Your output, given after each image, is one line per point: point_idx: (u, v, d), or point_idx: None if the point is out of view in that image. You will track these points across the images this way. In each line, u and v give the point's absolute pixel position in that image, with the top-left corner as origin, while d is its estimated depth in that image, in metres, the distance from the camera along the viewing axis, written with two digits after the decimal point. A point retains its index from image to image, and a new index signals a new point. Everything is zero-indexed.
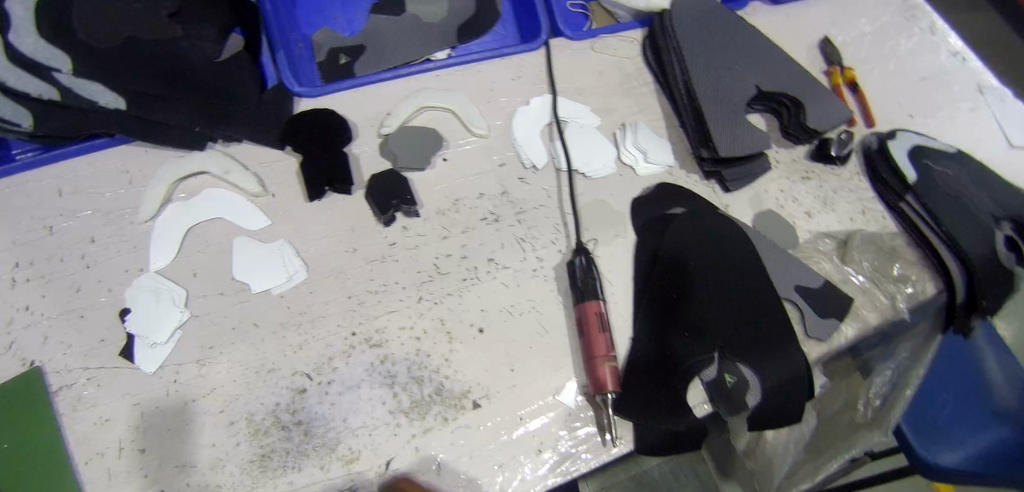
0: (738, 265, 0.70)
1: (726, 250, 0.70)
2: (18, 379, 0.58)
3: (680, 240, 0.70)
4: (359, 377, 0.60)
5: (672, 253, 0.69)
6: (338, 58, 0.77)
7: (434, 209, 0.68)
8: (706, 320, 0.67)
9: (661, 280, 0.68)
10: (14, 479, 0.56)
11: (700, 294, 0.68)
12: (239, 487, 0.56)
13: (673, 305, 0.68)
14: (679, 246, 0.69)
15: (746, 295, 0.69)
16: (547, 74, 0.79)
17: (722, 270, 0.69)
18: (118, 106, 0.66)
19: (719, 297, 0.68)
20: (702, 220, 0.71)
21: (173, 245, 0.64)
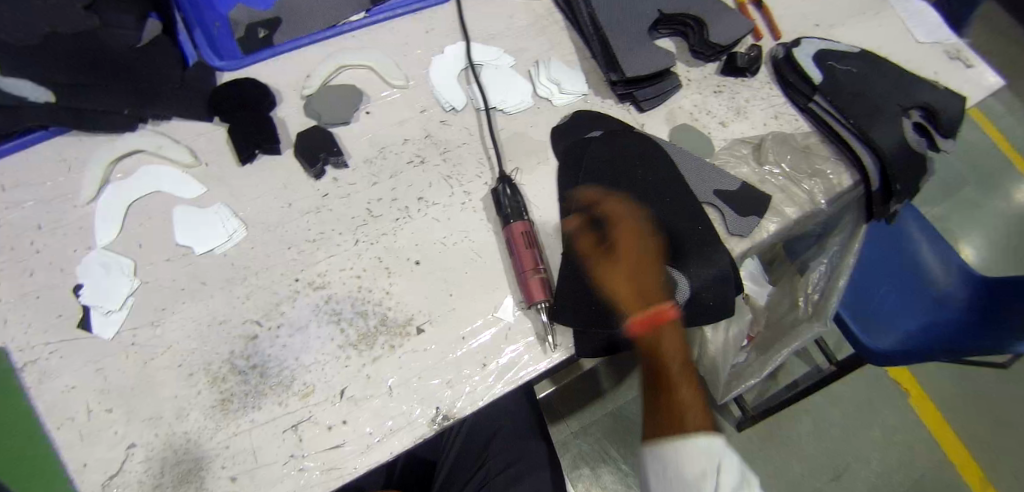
0: (657, 174, 0.72)
1: (643, 160, 0.73)
2: None
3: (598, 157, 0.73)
4: (307, 318, 0.64)
5: (592, 169, 0.72)
6: (257, 32, 0.80)
7: (361, 158, 0.72)
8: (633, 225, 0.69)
9: (583, 196, 0.71)
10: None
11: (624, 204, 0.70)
12: (205, 430, 0.60)
13: (600, 217, 0.69)
14: (597, 162, 0.72)
15: (670, 199, 0.71)
16: (459, 23, 0.82)
17: (644, 179, 0.72)
18: (48, 100, 0.68)
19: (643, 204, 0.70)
20: (617, 136, 0.74)
21: (117, 220, 0.67)
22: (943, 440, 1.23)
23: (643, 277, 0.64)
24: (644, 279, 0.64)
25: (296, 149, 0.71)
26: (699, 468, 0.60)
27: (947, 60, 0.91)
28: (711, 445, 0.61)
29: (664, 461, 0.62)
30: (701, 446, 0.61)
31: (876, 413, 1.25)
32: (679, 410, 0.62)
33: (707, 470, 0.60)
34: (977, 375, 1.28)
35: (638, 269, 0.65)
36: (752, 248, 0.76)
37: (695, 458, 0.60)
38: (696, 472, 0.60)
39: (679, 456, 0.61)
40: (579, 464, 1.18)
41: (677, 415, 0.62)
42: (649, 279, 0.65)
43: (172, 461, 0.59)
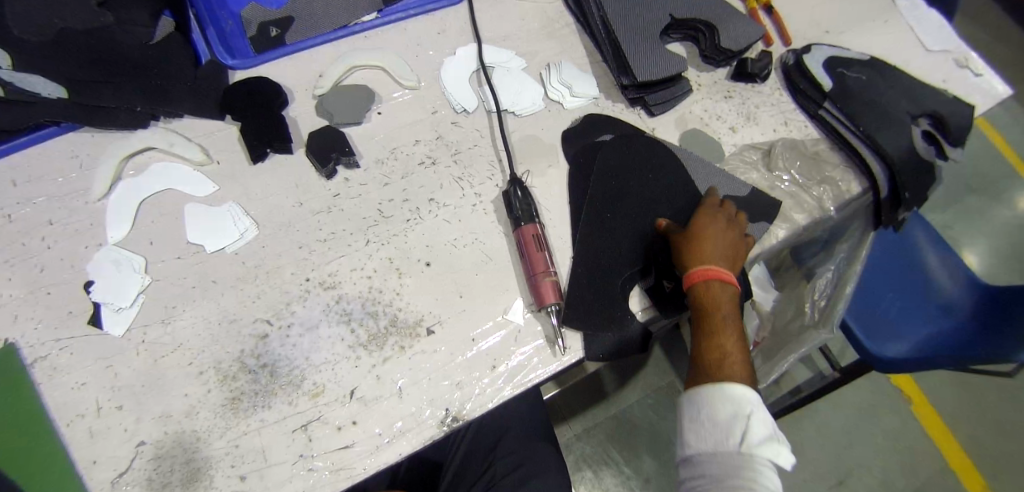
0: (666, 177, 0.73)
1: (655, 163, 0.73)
2: None
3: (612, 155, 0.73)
4: (317, 318, 0.64)
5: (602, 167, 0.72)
6: (269, 31, 0.80)
7: (373, 159, 0.72)
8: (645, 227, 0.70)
9: (593, 192, 0.71)
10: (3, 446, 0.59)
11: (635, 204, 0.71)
12: (214, 428, 0.60)
13: (610, 216, 0.70)
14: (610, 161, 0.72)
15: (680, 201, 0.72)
16: (471, 25, 0.82)
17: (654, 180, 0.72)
18: (61, 94, 0.68)
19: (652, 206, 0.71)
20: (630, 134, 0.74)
21: (128, 217, 0.67)
22: (945, 447, 1.23)
23: (713, 241, 0.65)
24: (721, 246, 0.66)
25: (308, 148, 0.71)
26: (730, 412, 0.60)
27: (957, 69, 0.90)
28: (742, 392, 0.61)
29: (696, 404, 0.62)
30: (733, 392, 0.61)
31: (878, 419, 1.26)
32: (718, 358, 0.64)
33: (739, 413, 0.60)
34: (980, 382, 1.28)
35: (716, 240, 0.65)
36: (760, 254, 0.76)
37: (727, 400, 0.61)
38: (728, 416, 0.60)
39: (713, 401, 0.61)
40: (582, 467, 1.18)
41: (718, 362, 0.64)
42: (722, 247, 0.66)
43: (182, 459, 0.59)
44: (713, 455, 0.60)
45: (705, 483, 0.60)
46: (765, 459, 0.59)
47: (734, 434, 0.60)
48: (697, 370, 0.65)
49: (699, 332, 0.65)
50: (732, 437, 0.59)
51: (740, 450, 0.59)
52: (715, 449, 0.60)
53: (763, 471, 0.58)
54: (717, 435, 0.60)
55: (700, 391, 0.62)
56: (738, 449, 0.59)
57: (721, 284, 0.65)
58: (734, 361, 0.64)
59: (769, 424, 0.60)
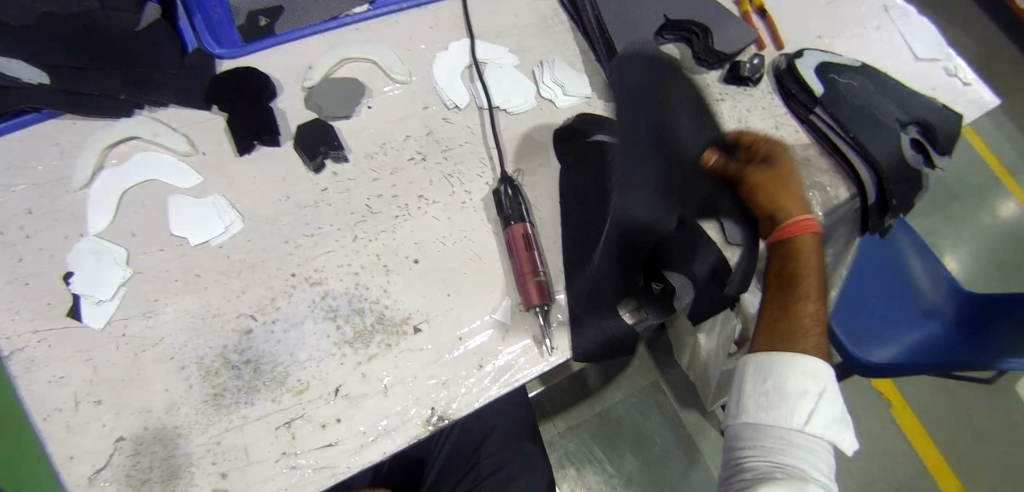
0: (692, 123, 0.72)
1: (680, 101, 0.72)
2: None
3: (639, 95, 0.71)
4: (303, 313, 0.63)
5: None
6: (259, 21, 0.78)
7: (362, 153, 0.71)
8: (672, 155, 0.67)
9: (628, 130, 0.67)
10: None
11: (637, 126, 0.67)
12: (196, 425, 0.59)
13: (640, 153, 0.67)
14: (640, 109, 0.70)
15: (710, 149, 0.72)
16: (464, 20, 0.81)
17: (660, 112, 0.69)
18: (42, 80, 0.67)
19: (676, 134, 0.69)
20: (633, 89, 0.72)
21: (110, 208, 0.66)
22: (922, 450, 1.25)
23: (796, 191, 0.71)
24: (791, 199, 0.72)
25: (295, 142, 0.70)
26: (802, 386, 0.64)
27: (945, 77, 0.90)
28: (818, 366, 0.65)
29: (767, 372, 0.66)
30: (810, 366, 0.64)
31: (860, 421, 1.27)
32: (800, 321, 0.68)
33: (808, 391, 0.64)
34: (959, 387, 1.30)
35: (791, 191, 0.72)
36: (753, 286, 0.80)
37: (802, 374, 0.64)
38: (797, 391, 0.64)
39: (788, 373, 0.65)
40: (565, 464, 1.17)
41: (800, 326, 0.67)
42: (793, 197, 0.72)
43: (162, 456, 0.58)
44: (774, 425, 0.63)
45: (755, 450, 0.64)
46: (818, 441, 0.63)
47: (801, 409, 0.63)
48: (776, 334, 0.68)
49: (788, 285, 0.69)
50: (795, 414, 0.63)
51: (800, 428, 0.62)
52: (774, 420, 0.63)
53: (810, 450, 0.62)
54: (781, 408, 0.63)
55: (777, 359, 0.66)
56: (797, 427, 0.62)
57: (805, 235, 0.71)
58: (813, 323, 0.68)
59: (837, 411, 0.63)
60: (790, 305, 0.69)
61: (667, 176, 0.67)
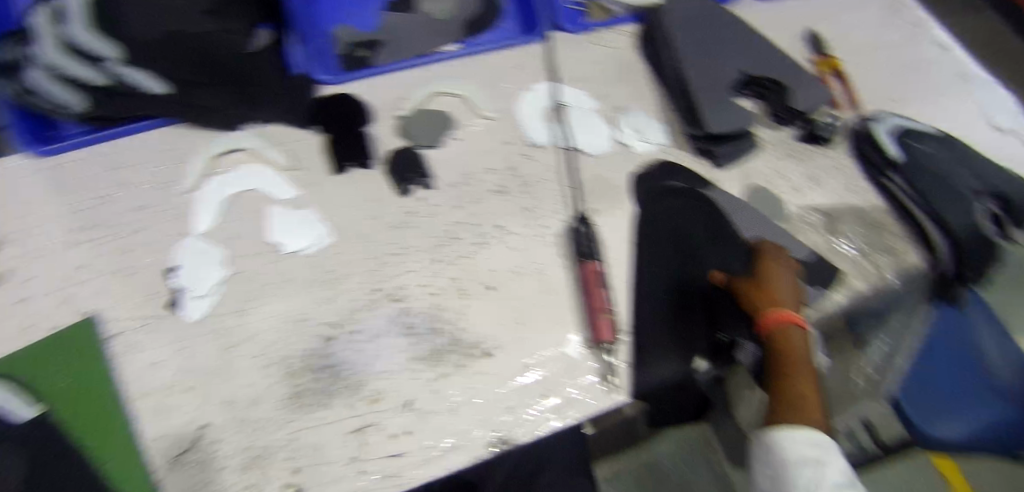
0: (739, 219, 0.77)
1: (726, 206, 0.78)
2: (73, 329, 0.65)
3: (681, 201, 0.77)
4: (382, 327, 0.67)
5: (704, 217, 0.76)
6: (357, 53, 0.81)
7: (447, 182, 0.75)
8: (697, 260, 0.73)
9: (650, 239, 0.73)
10: (72, 415, 0.62)
11: (688, 229, 0.74)
12: (275, 421, 0.62)
13: (666, 255, 0.73)
14: (680, 213, 0.76)
15: (710, 268, 0.73)
16: (548, 65, 0.86)
17: (679, 230, 0.74)
18: (163, 90, 0.74)
19: (705, 241, 0.74)
20: (684, 189, 0.78)
21: (215, 212, 0.72)
22: None
23: (786, 283, 0.69)
24: (788, 289, 0.69)
25: (386, 167, 0.75)
26: (801, 455, 0.61)
27: None
28: (814, 437, 0.62)
29: (766, 446, 0.63)
30: (802, 437, 0.62)
31: None
32: (796, 397, 0.66)
33: (809, 458, 0.60)
34: None
35: (784, 282, 0.69)
36: (819, 348, 0.80)
37: (799, 444, 0.61)
38: (796, 458, 0.61)
39: (783, 445, 0.62)
40: None
41: (797, 400, 0.65)
42: (789, 288, 0.69)
43: (242, 447, 0.61)
44: None
45: None
46: None
47: (804, 477, 0.59)
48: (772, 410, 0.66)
49: (776, 375, 0.67)
50: (799, 480, 0.59)
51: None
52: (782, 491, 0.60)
53: None
54: (783, 476, 0.61)
55: (768, 432, 0.64)
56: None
57: (796, 327, 0.68)
58: (809, 398, 0.66)
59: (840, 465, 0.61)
60: (780, 382, 0.67)
61: (689, 277, 0.72)
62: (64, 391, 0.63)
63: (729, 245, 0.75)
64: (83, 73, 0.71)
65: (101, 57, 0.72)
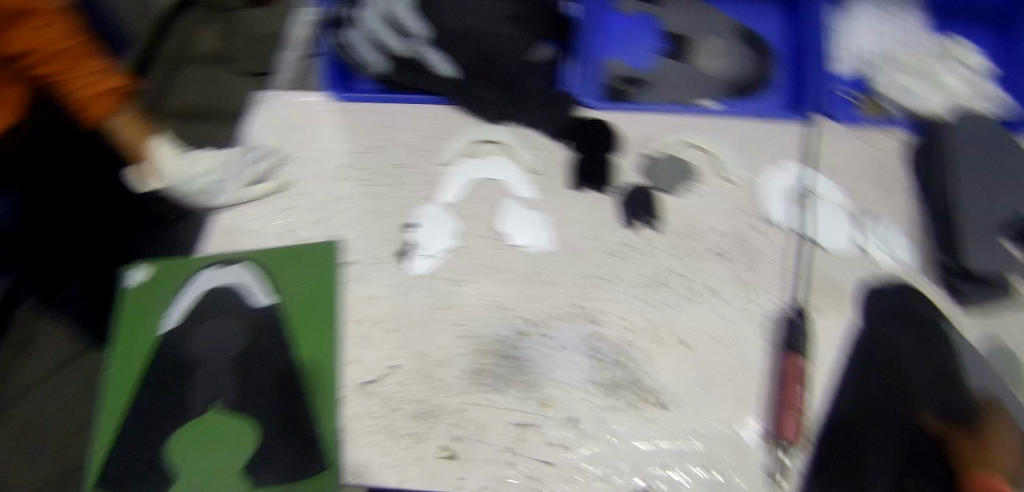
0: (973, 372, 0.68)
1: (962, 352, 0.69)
2: (319, 247, 0.76)
3: (909, 331, 0.69)
4: (573, 342, 0.69)
5: (933, 356, 0.68)
6: (623, 87, 0.87)
7: (673, 229, 0.75)
8: (914, 399, 0.65)
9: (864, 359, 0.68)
10: (292, 318, 0.72)
11: (911, 362, 0.67)
12: (455, 386, 0.68)
13: (878, 381, 0.66)
14: (907, 342, 0.68)
15: (925, 410, 0.65)
16: (804, 145, 0.81)
17: (894, 356, 0.67)
18: (450, 75, 0.83)
19: (928, 381, 0.66)
20: (918, 319, 0.70)
21: (459, 191, 0.78)
22: None
23: (1009, 456, 0.62)
24: (1006, 461, 0.62)
25: (620, 197, 0.77)
26: None
27: None
28: None
29: None
30: None
31: None
32: None
33: None
34: None
35: (1006, 454, 0.63)
36: None
37: None
38: None
39: None
40: None
41: None
42: (1007, 464, 0.62)
43: (422, 396, 0.68)
44: None
45: None
46: None
47: None
48: None
49: None
50: None
51: None
52: None
53: None
54: None
55: None
56: None
57: None
58: None
59: None
60: None
61: (900, 412, 0.65)
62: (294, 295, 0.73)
63: (956, 395, 0.66)
64: (393, 43, 0.82)
65: (409, 32, 0.82)
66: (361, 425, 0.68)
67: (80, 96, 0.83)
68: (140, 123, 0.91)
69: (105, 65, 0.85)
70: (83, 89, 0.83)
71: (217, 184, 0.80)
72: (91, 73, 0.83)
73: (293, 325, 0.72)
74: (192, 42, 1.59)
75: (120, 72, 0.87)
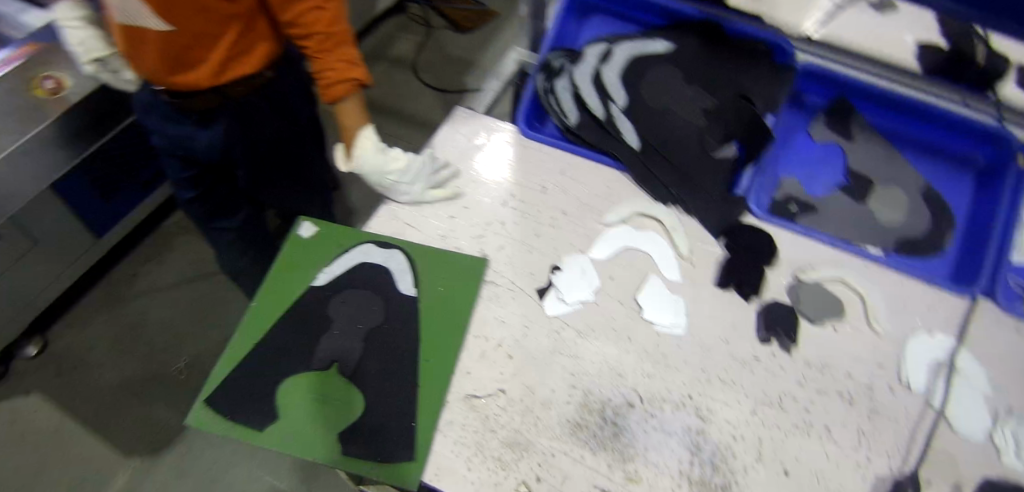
0: None
1: None
2: (470, 259, 0.81)
3: None
4: (675, 429, 0.70)
5: None
6: (789, 205, 0.89)
7: (804, 357, 0.75)
8: None
9: None
10: (427, 311, 0.77)
11: None
12: (551, 431, 0.70)
13: None
14: None
15: None
16: (963, 321, 0.79)
17: None
18: (632, 143, 0.89)
19: None
20: None
21: (610, 252, 0.82)
22: None
23: None
24: None
25: (761, 309, 0.78)
26: None
27: None
28: None
29: None
30: None
31: None
32: None
33: None
34: None
35: None
36: None
37: None
38: None
39: None
40: None
41: None
42: None
43: (516, 428, 0.70)
44: None
45: None
46: None
47: None
48: None
49: None
50: None
51: None
52: None
53: None
54: None
55: None
56: None
57: None
58: None
59: None
60: None
61: None
62: (435, 292, 0.79)
63: None
64: (592, 100, 0.92)
65: (611, 96, 0.92)
66: (454, 432, 0.70)
67: (323, 77, 0.86)
68: (360, 114, 0.92)
69: (355, 58, 0.87)
70: (328, 73, 0.85)
71: (404, 186, 0.86)
72: (341, 60, 0.85)
73: (425, 320, 0.77)
74: (391, 43, 2.02)
75: (361, 67, 0.87)
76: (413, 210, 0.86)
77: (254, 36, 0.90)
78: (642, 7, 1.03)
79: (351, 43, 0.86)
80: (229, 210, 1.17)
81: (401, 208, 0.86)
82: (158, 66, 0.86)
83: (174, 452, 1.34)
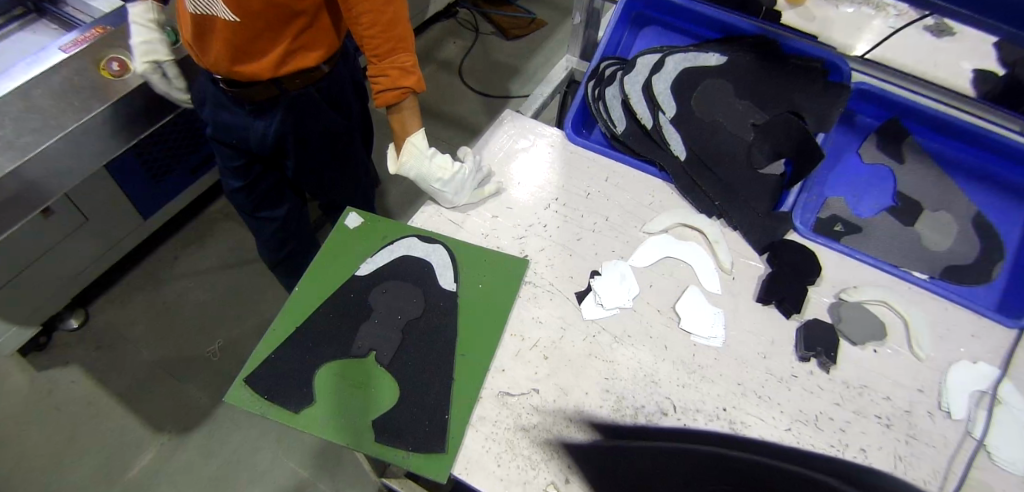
0: None
1: None
2: (511, 258, 0.82)
3: None
4: (707, 440, 0.70)
5: None
6: (834, 225, 0.89)
7: (842, 378, 0.75)
8: None
9: None
10: (467, 306, 0.78)
11: None
12: (583, 433, 0.71)
13: None
14: None
15: None
16: (1010, 351, 0.77)
17: None
18: (679, 155, 0.90)
19: None
20: None
21: (651, 260, 0.83)
22: None
23: None
24: None
25: (802, 327, 0.77)
26: None
27: None
28: None
29: None
30: None
31: None
32: None
33: None
34: None
35: None
36: None
37: None
38: None
39: None
40: None
41: None
42: None
43: (548, 427, 0.71)
44: None
45: None
46: None
47: None
48: None
49: None
50: None
51: None
52: None
53: None
54: None
55: None
56: None
57: None
58: None
59: None
60: None
61: None
62: (475, 288, 0.80)
63: None
64: (642, 111, 0.93)
65: (660, 107, 0.92)
66: (487, 427, 0.71)
67: (375, 81, 0.88)
68: (411, 121, 0.94)
69: (409, 65, 0.88)
70: (380, 78, 0.88)
71: (449, 195, 0.86)
72: (393, 66, 0.87)
73: (464, 315, 0.78)
74: (439, 44, 2.05)
75: (414, 74, 0.88)
76: (457, 210, 0.87)
77: (316, 32, 0.93)
78: (697, 20, 1.04)
79: (410, 51, 0.88)
80: (275, 201, 1.20)
81: (446, 206, 0.88)
82: (224, 55, 0.90)
83: (203, 431, 1.37)
